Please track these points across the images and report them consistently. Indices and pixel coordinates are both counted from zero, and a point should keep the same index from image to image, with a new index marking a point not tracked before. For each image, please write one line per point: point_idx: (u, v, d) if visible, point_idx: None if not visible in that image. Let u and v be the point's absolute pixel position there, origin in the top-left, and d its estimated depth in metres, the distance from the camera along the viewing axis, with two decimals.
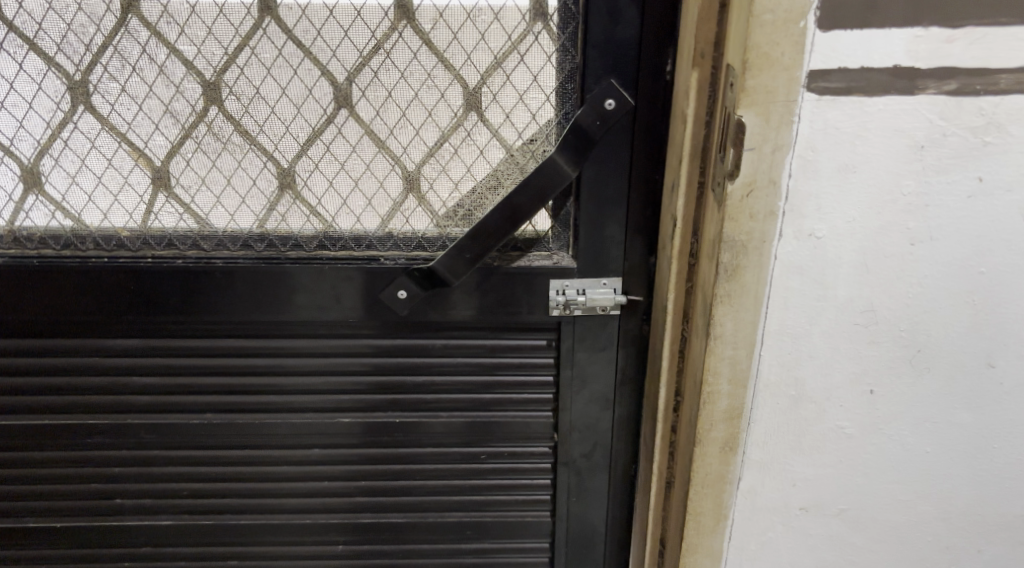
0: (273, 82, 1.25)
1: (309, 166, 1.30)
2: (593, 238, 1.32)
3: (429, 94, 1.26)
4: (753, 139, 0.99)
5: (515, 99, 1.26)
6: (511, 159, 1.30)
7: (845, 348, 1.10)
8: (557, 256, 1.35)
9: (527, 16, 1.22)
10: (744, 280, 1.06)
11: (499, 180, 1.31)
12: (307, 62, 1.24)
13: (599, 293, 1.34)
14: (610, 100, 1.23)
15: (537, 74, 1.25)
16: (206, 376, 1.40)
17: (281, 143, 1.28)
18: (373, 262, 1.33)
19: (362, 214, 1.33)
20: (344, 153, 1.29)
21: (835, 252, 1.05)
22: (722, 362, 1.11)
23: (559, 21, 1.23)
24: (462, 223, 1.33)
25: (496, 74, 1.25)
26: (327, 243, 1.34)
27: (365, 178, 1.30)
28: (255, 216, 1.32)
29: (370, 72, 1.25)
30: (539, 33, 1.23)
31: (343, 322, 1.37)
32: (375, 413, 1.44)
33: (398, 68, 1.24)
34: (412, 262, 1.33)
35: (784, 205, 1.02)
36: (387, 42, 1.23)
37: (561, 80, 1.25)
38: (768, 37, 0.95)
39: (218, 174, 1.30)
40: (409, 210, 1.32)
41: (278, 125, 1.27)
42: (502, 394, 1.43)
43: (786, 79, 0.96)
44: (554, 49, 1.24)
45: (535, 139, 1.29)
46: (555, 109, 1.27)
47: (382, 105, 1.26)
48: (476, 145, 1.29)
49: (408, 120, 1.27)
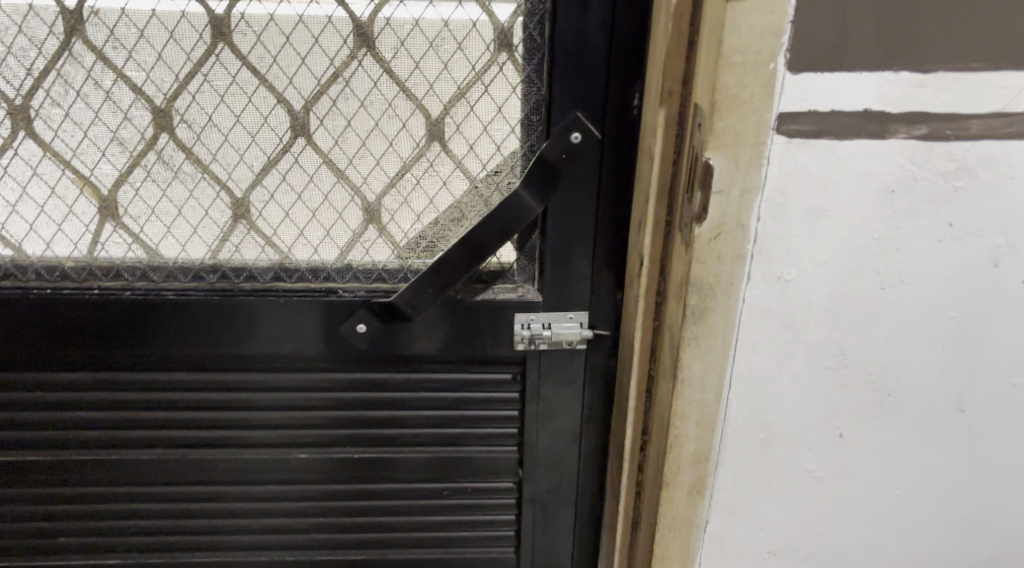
0: (227, 109, 1.20)
1: (264, 197, 1.25)
2: (559, 271, 1.29)
3: (391, 125, 1.22)
4: (721, 182, 0.96)
5: (479, 131, 1.22)
6: (475, 191, 1.26)
7: (814, 392, 1.08)
8: (522, 289, 1.32)
9: (492, 45, 1.18)
10: (712, 323, 1.04)
11: (464, 212, 1.27)
12: (261, 89, 1.19)
13: (566, 327, 1.31)
14: (576, 133, 1.19)
15: (502, 105, 1.21)
16: (156, 411, 1.35)
17: (235, 172, 1.23)
18: (332, 293, 1.30)
19: (319, 245, 1.29)
20: (301, 183, 1.25)
21: (804, 297, 1.02)
22: (690, 405, 1.09)
23: (524, 52, 1.18)
24: (425, 255, 1.30)
25: (458, 104, 1.21)
26: (282, 275, 1.30)
27: (323, 209, 1.26)
28: (208, 247, 1.28)
29: (329, 101, 1.20)
30: (503, 64, 1.19)
31: (301, 356, 1.33)
32: (336, 448, 1.40)
33: (358, 97, 1.20)
34: (372, 294, 1.30)
35: (752, 247, 1.00)
36: (345, 71, 1.18)
37: (526, 111, 1.21)
38: (737, 80, 0.91)
39: (169, 205, 1.25)
40: (369, 241, 1.29)
41: (232, 153, 1.22)
42: (465, 429, 1.40)
43: (755, 122, 0.93)
44: (520, 80, 1.19)
45: (500, 171, 1.25)
46: (520, 140, 1.23)
47: (340, 135, 1.22)
48: (439, 177, 1.25)
49: (368, 150, 1.23)
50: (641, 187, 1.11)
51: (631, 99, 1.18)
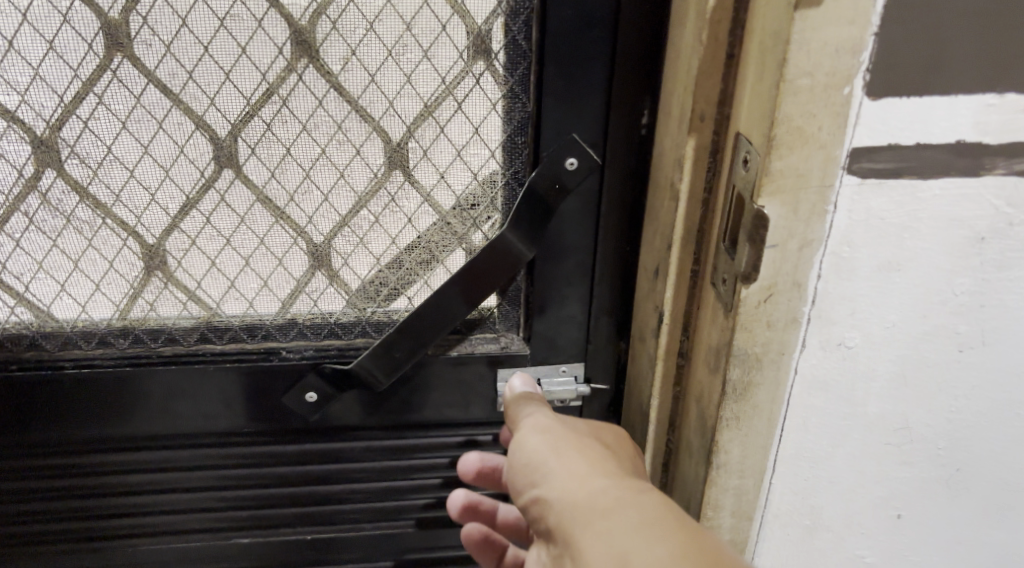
0: (131, 139, 0.95)
1: (183, 244, 1.01)
2: (549, 318, 1.08)
3: (341, 153, 0.98)
4: (776, 234, 0.75)
5: (451, 156, 1.00)
6: (446, 227, 1.04)
7: (871, 471, 0.90)
8: (504, 339, 1.11)
9: (466, 53, 0.95)
10: (756, 400, 0.84)
11: (433, 253, 1.06)
12: (175, 113, 0.94)
13: (558, 384, 1.11)
14: (571, 159, 0.98)
15: (479, 126, 0.99)
16: (59, 500, 1.12)
17: (145, 216, 0.99)
18: (271, 356, 1.08)
19: (255, 298, 1.06)
20: (229, 226, 1.01)
21: (867, 366, 0.84)
22: (725, 492, 0.89)
23: (506, 61, 0.96)
24: (385, 303, 1.08)
25: (425, 126, 0.98)
26: (211, 335, 1.07)
27: (259, 256, 1.03)
28: (115, 305, 1.04)
29: (262, 125, 0.96)
30: (480, 74, 0.96)
31: (239, 429, 1.11)
32: (281, 530, 1.18)
33: (299, 119, 0.96)
34: (322, 354, 1.08)
35: (809, 310, 0.80)
36: (282, 87, 0.94)
37: (508, 132, 1.00)
38: (802, 108, 0.70)
39: (62, 258, 1.00)
40: (317, 291, 1.06)
41: (140, 193, 0.98)
42: (435, 499, 1.19)
43: (821, 160, 0.73)
44: (501, 95, 0.97)
45: (476, 204, 1.04)
46: (502, 166, 1.02)
47: (278, 166, 0.98)
48: (402, 213, 1.03)
49: (313, 183, 1.00)
50: (656, 228, 0.90)
51: (639, 117, 0.97)
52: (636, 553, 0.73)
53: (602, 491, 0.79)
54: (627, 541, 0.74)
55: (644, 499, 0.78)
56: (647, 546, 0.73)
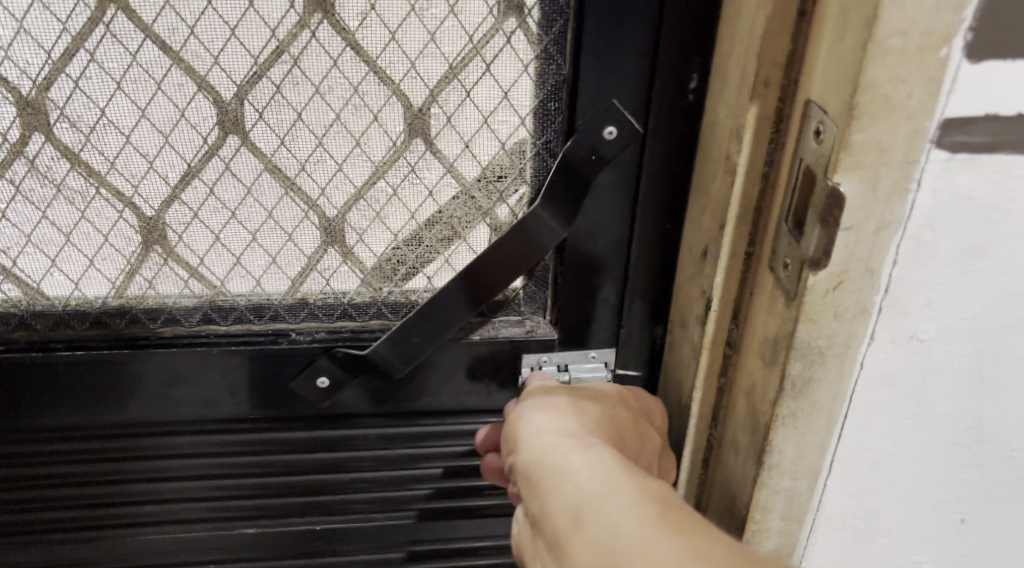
0: (126, 101, 0.86)
1: (185, 216, 0.93)
2: (579, 302, 1.00)
3: (358, 118, 0.90)
4: (852, 215, 0.67)
5: (477, 123, 0.92)
6: (468, 202, 0.96)
7: (936, 474, 0.82)
8: (529, 322, 1.03)
9: (497, 8, 0.86)
10: (816, 397, 0.76)
11: (455, 229, 0.98)
12: (175, 73, 0.85)
13: (586, 371, 1.04)
14: (610, 128, 0.90)
15: (508, 90, 0.90)
16: (50, 489, 1.05)
17: (143, 185, 0.91)
18: (279, 339, 1.00)
19: (263, 276, 0.98)
20: (234, 198, 0.93)
21: (941, 361, 0.75)
22: (775, 494, 0.81)
23: (541, 18, 0.87)
24: (403, 282, 1.00)
25: (450, 90, 0.89)
26: (215, 315, 0.99)
27: (266, 230, 0.95)
28: (111, 281, 0.96)
29: (271, 87, 0.87)
30: (512, 32, 0.87)
31: (244, 415, 1.04)
32: (289, 520, 1.11)
33: (311, 81, 0.87)
34: (335, 336, 1.01)
35: (881, 299, 0.72)
36: (294, 45, 0.85)
37: (540, 97, 0.91)
38: (892, 73, 0.62)
39: (53, 231, 0.92)
40: (330, 269, 0.99)
41: (138, 160, 0.90)
42: (451, 491, 1.11)
43: (907, 134, 0.65)
44: (533, 56, 0.89)
45: (503, 176, 0.95)
46: (532, 135, 0.93)
47: (288, 132, 0.90)
48: (422, 186, 0.95)
49: (327, 152, 0.91)
50: (707, 205, 0.82)
51: (686, 81, 0.89)
52: (592, 508, 0.69)
53: (561, 446, 0.75)
54: (579, 498, 0.70)
55: (601, 454, 0.73)
56: (599, 503, 0.68)
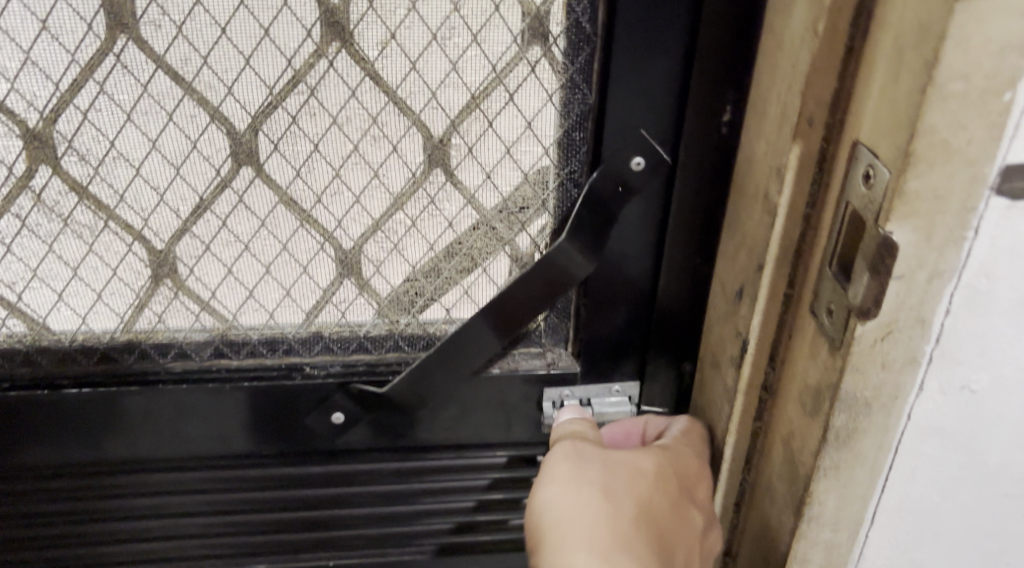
0: (137, 133, 0.83)
1: (197, 249, 0.90)
2: (603, 335, 0.96)
3: (376, 150, 0.86)
4: (904, 263, 0.63)
5: (500, 154, 0.88)
6: (489, 232, 0.92)
7: (983, 525, 0.78)
8: (550, 354, 0.99)
9: (521, 38, 0.82)
10: (860, 448, 0.72)
11: (476, 260, 0.94)
12: (188, 103, 0.82)
13: (610, 406, 0.99)
14: (638, 159, 0.85)
15: (531, 120, 0.86)
16: (54, 526, 1.01)
17: (153, 218, 0.88)
18: (294, 373, 0.97)
19: (277, 310, 0.94)
20: (248, 231, 0.90)
21: (993, 411, 0.72)
22: (814, 547, 0.77)
23: (566, 47, 0.83)
24: (420, 313, 0.97)
25: (470, 120, 0.85)
26: (226, 350, 0.96)
27: (280, 264, 0.92)
28: (119, 316, 0.93)
29: (286, 118, 0.83)
30: (537, 62, 0.83)
31: (255, 452, 1.00)
32: (302, 556, 1.08)
33: (329, 112, 0.83)
34: (350, 370, 0.97)
35: (931, 349, 0.68)
36: (310, 74, 0.81)
37: (564, 127, 0.87)
38: (951, 119, 0.58)
39: (60, 266, 0.89)
40: (345, 301, 0.95)
41: (148, 193, 0.86)
42: (469, 527, 1.08)
43: (965, 178, 0.61)
44: (558, 86, 0.85)
45: (525, 207, 0.91)
46: (556, 165, 0.89)
47: (304, 164, 0.86)
48: (442, 218, 0.91)
49: (344, 184, 0.88)
50: (745, 244, 0.79)
51: (720, 112, 0.84)
52: None
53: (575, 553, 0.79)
54: None
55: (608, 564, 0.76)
56: None
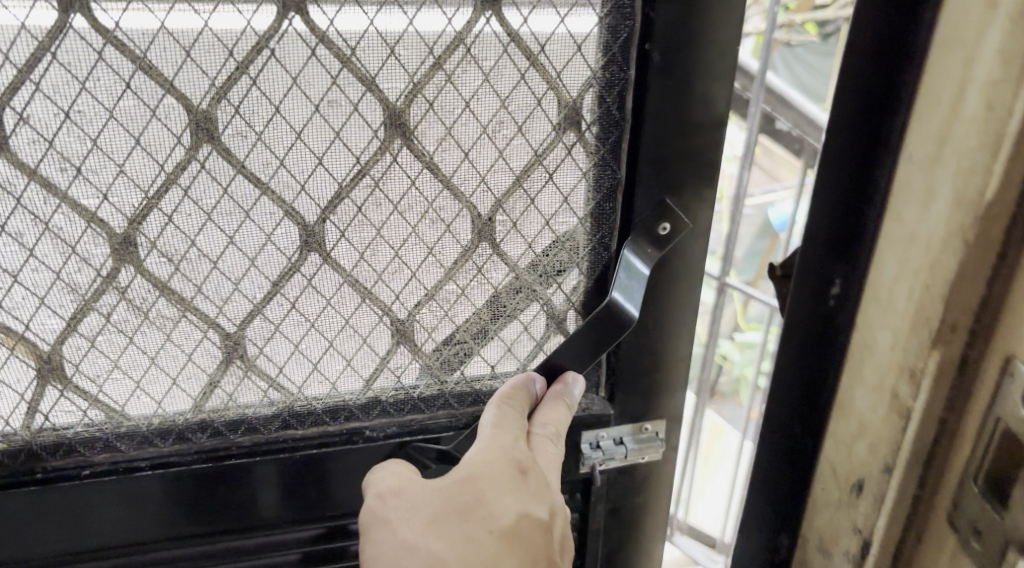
0: (217, 231, 0.91)
1: (267, 331, 0.98)
2: (632, 374, 1.08)
3: (432, 231, 0.96)
4: None
5: (540, 225, 0.99)
6: (530, 293, 1.03)
7: None
8: (585, 401, 1.10)
9: (558, 125, 0.93)
10: None
11: (510, 310, 1.04)
12: (264, 202, 0.90)
13: (642, 441, 1.13)
14: (665, 225, 0.98)
15: (568, 194, 0.98)
16: None
17: (227, 305, 0.95)
18: (356, 438, 1.05)
19: (339, 379, 1.03)
20: (315, 310, 0.98)
21: None
22: None
23: (598, 131, 0.95)
24: (465, 370, 1.06)
25: (516, 198, 0.96)
26: (293, 421, 1.04)
27: (343, 337, 1.00)
28: (193, 398, 1.00)
29: (353, 208, 0.93)
30: (572, 145, 0.95)
31: (277, 520, 1.07)
32: None
33: (392, 202, 0.93)
34: (407, 431, 1.06)
35: None
36: (375, 168, 0.91)
37: (597, 200, 0.99)
38: None
39: (139, 355, 0.96)
40: (401, 366, 1.04)
41: (225, 283, 0.94)
42: None
43: None
44: (592, 165, 0.97)
45: (562, 270, 1.02)
46: (588, 232, 1.01)
47: (368, 248, 0.95)
48: (490, 285, 1.01)
49: (402, 262, 0.97)
50: (834, 432, 0.73)
51: (827, 284, 0.74)
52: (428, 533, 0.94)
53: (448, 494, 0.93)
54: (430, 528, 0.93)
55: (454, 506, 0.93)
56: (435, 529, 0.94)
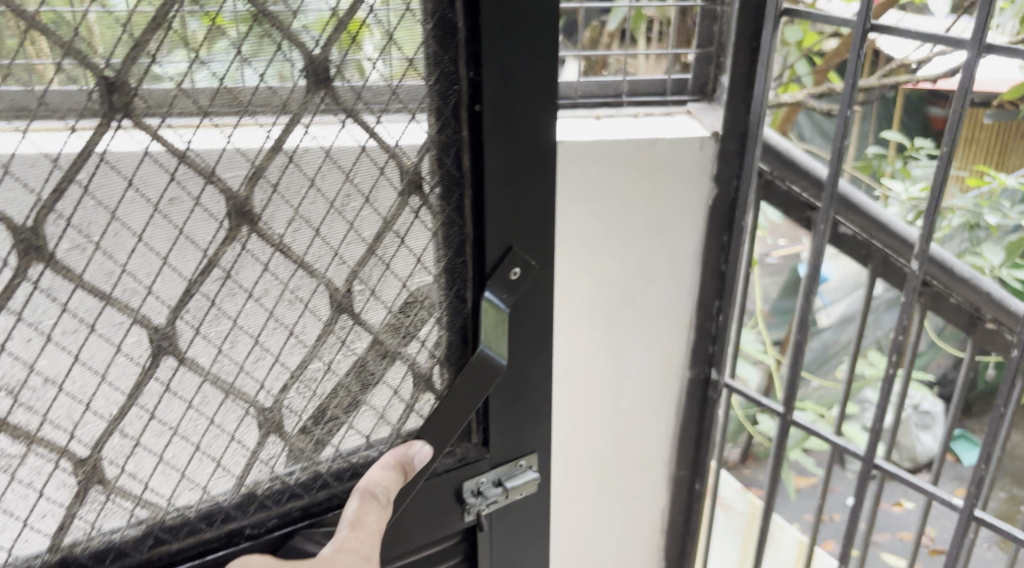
0: (60, 351, 0.84)
1: (126, 447, 0.91)
2: (503, 415, 1.12)
3: (291, 312, 0.95)
4: None
5: (396, 289, 1.00)
6: (393, 355, 1.03)
7: None
8: (460, 450, 1.11)
9: (402, 190, 0.96)
10: None
11: (373, 375, 1.03)
12: (109, 313, 0.85)
13: (518, 478, 1.16)
14: (516, 269, 1.04)
15: (420, 254, 1.00)
16: None
17: (79, 428, 0.88)
18: (236, 538, 0.99)
19: (210, 482, 0.98)
20: (177, 415, 0.93)
21: None
22: None
23: (440, 192, 0.99)
24: (340, 445, 1.04)
25: (372, 266, 0.98)
26: (164, 536, 0.96)
27: (210, 437, 0.96)
28: (49, 536, 0.91)
29: (207, 303, 0.89)
30: (417, 207, 0.98)
31: None
32: None
33: (245, 289, 0.91)
34: (289, 520, 1.02)
35: None
36: (225, 259, 0.89)
37: (448, 255, 1.02)
38: None
39: None
40: (272, 455, 1.00)
41: (73, 405, 0.87)
42: None
43: None
44: (438, 224, 1.00)
45: (422, 327, 1.04)
46: (443, 288, 1.03)
47: (226, 341, 0.92)
48: (354, 355, 1.01)
49: (264, 348, 0.95)
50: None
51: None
52: None
53: None
54: None
55: None
56: None
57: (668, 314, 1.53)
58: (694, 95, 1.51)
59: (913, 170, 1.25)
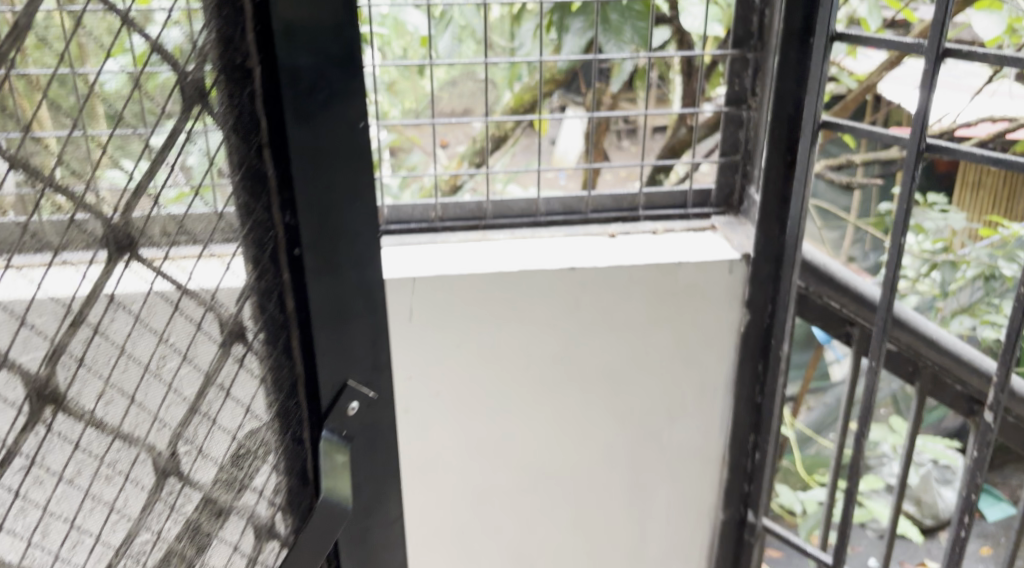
0: None
1: None
2: (353, 548, 1.08)
3: (110, 486, 0.87)
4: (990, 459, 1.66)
5: (226, 442, 0.95)
6: (227, 509, 0.97)
7: None
8: None
9: (222, 342, 0.91)
10: None
11: (207, 534, 0.96)
12: None
13: None
14: (353, 404, 1.02)
15: (249, 403, 0.95)
16: None
17: None
18: None
19: None
20: None
21: None
22: None
23: (265, 337, 0.94)
24: None
25: (196, 424, 0.92)
26: None
27: None
28: None
29: (11, 496, 0.79)
30: (242, 356, 0.93)
31: None
32: None
33: (56, 472, 0.82)
34: None
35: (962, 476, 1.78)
36: (27, 446, 0.79)
37: (278, 399, 0.97)
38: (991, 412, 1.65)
39: None
40: None
41: None
42: None
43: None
44: (265, 369, 0.96)
45: (255, 476, 0.98)
46: (277, 431, 0.99)
47: (37, 532, 0.83)
48: (184, 518, 0.94)
49: (82, 530, 0.86)
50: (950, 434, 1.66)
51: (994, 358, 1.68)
52: None
53: None
54: None
55: None
56: None
57: (700, 449, 1.72)
58: (719, 204, 1.71)
59: (925, 224, 1.62)
